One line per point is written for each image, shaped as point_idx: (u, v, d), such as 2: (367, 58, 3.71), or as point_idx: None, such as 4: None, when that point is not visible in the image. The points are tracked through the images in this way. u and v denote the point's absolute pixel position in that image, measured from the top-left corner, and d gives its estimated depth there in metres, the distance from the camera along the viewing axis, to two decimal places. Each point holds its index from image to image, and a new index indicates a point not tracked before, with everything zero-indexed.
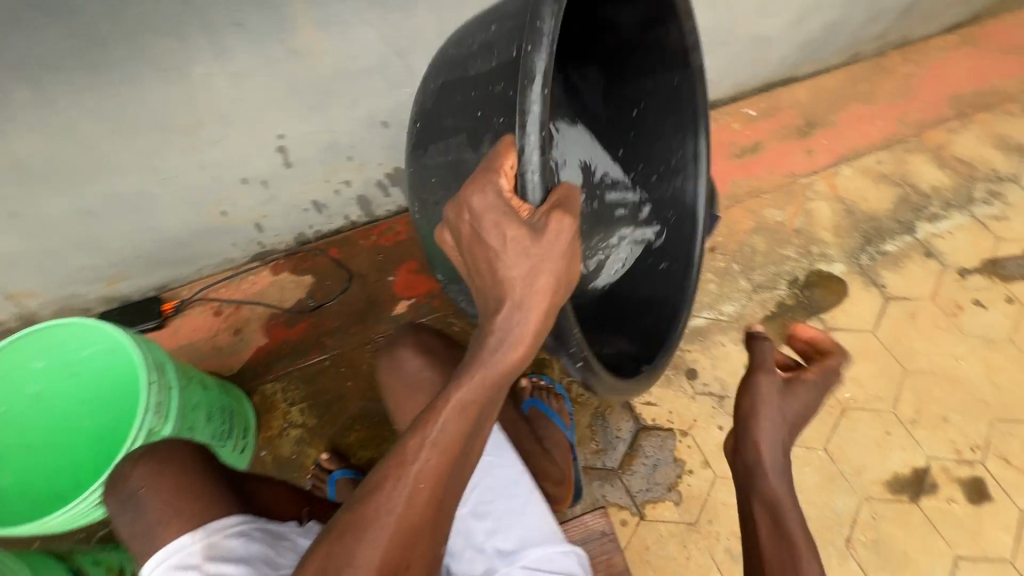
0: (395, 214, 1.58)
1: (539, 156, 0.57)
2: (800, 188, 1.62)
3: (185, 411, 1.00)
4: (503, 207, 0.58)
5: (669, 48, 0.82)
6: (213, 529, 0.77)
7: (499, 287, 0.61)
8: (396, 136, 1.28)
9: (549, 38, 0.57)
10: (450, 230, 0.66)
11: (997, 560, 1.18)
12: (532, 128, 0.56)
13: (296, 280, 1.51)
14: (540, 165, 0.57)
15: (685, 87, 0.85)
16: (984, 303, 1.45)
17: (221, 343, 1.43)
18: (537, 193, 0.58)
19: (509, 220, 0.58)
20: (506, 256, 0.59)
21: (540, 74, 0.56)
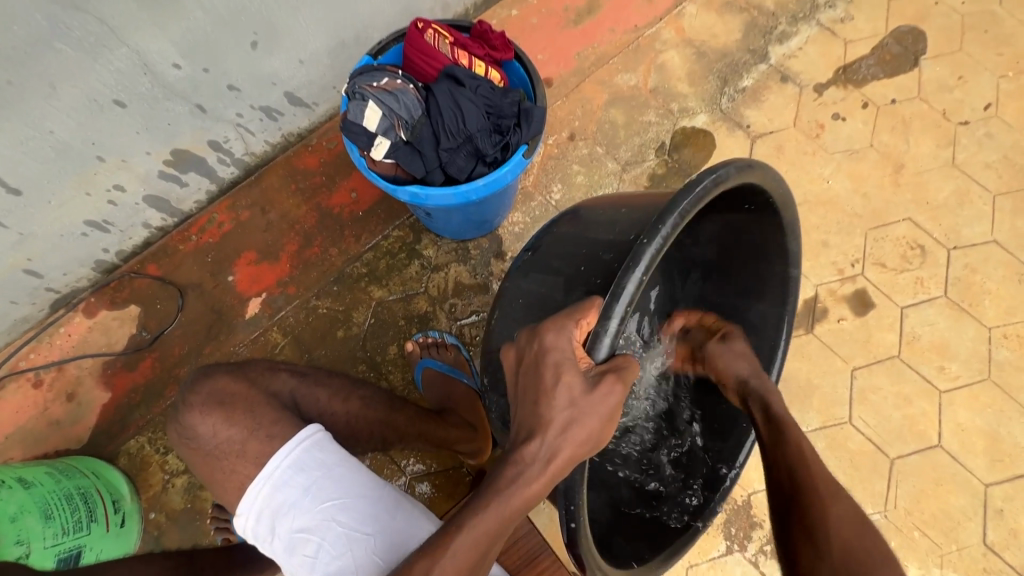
0: (209, 202, 1.31)
1: (615, 329, 0.60)
2: (647, 41, 1.47)
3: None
4: (569, 355, 0.61)
5: (769, 311, 0.88)
6: None
7: (537, 423, 0.61)
8: (145, 113, 1.02)
9: (671, 225, 0.60)
10: (515, 351, 0.66)
11: (888, 359, 1.26)
12: (614, 303, 0.59)
13: (119, 315, 1.26)
14: (612, 334, 0.60)
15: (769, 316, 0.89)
16: (843, 114, 1.42)
17: (57, 415, 1.21)
18: (601, 350, 0.61)
19: (572, 368, 0.61)
20: (558, 400, 0.61)
21: (644, 260, 0.59)
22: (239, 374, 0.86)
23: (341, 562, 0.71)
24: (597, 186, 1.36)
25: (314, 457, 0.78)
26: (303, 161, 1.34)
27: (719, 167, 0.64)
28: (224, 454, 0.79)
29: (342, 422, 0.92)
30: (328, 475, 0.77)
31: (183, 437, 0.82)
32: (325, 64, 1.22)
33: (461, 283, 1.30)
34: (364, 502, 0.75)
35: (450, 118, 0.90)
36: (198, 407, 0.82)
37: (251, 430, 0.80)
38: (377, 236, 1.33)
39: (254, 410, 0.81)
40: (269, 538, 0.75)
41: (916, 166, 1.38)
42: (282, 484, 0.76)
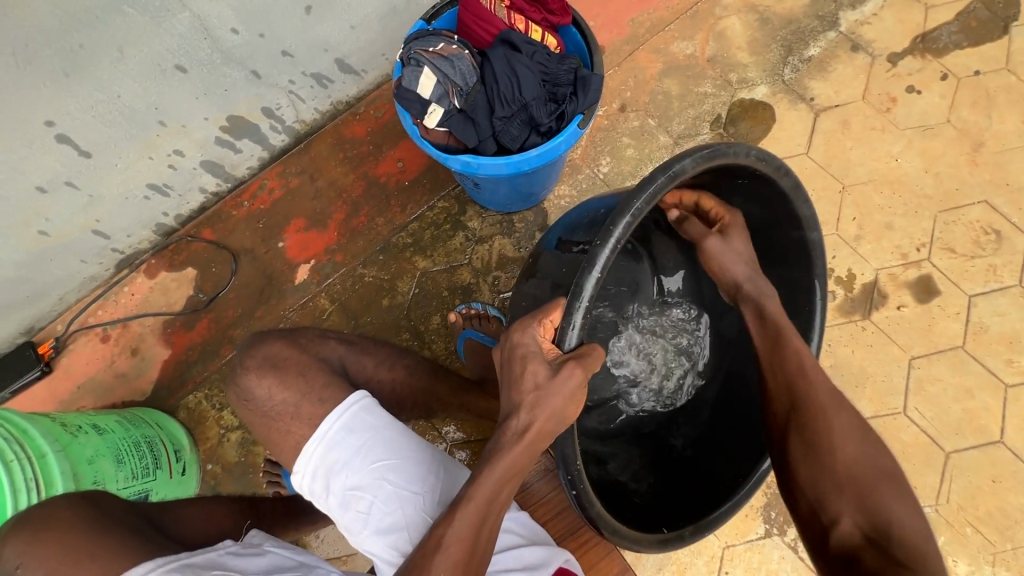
0: (261, 169, 1.34)
1: (578, 326, 0.61)
2: (707, 7, 1.39)
3: (76, 467, 0.94)
4: (535, 349, 0.63)
5: (798, 282, 0.82)
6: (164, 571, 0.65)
7: (510, 405, 0.63)
8: (204, 78, 1.04)
9: (624, 226, 0.59)
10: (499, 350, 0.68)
11: (950, 350, 1.19)
12: (579, 304, 0.60)
13: (177, 277, 1.32)
14: (578, 327, 0.61)
15: (801, 286, 0.82)
16: (919, 87, 1.32)
17: (122, 369, 1.28)
18: (567, 340, 0.61)
19: (537, 358, 0.62)
20: (524, 384, 0.62)
21: (599, 261, 0.59)
22: (292, 341, 0.89)
23: (394, 518, 0.73)
24: (647, 159, 1.32)
25: (363, 418, 0.80)
26: (351, 130, 1.35)
27: (675, 159, 0.62)
28: (280, 416, 0.82)
29: (388, 389, 0.94)
30: (377, 436, 0.78)
31: (241, 395, 0.85)
32: (375, 31, 1.20)
33: (504, 256, 1.29)
34: (411, 462, 0.77)
35: (505, 85, 0.88)
36: (255, 368, 0.85)
37: (304, 394, 0.82)
38: (422, 207, 1.33)
39: (307, 374, 0.84)
40: (324, 495, 0.78)
41: (997, 144, 1.28)
42: (337, 447, 0.78)
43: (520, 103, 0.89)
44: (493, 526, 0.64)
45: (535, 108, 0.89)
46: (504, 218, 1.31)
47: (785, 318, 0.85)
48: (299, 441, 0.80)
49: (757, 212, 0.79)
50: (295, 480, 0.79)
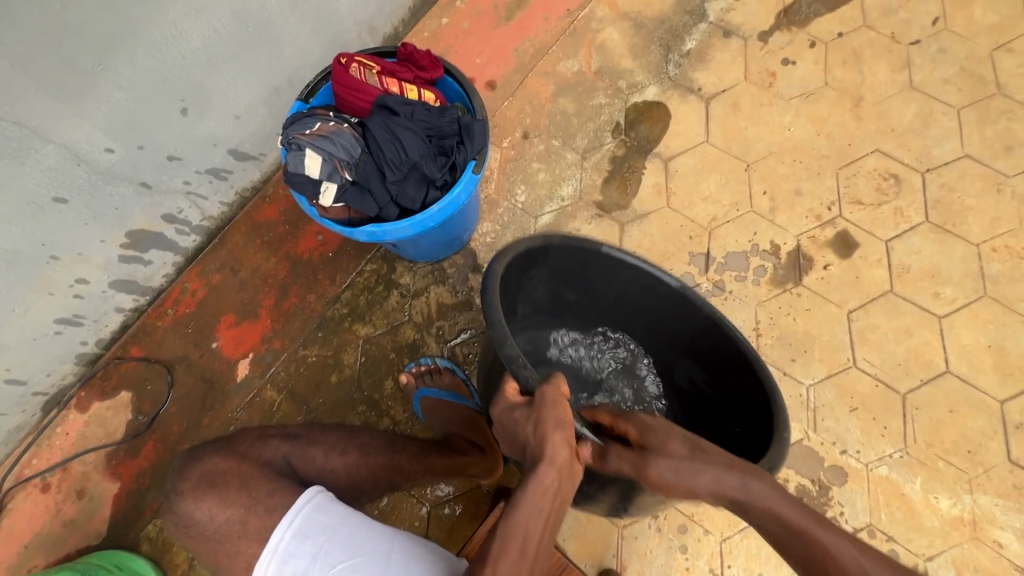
0: (178, 273, 1.30)
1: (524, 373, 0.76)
2: (583, 23, 1.44)
3: None
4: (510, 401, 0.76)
5: (644, 276, 0.93)
6: None
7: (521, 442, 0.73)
8: (90, 203, 1.01)
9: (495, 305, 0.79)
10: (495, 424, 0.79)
11: (881, 296, 1.24)
12: (516, 364, 0.77)
13: (112, 404, 1.25)
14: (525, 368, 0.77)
15: (650, 277, 0.92)
16: (793, 58, 1.39)
17: (71, 514, 1.20)
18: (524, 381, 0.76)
19: (517, 402, 0.75)
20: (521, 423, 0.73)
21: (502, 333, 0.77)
22: (230, 453, 0.87)
23: None
24: (559, 179, 1.34)
25: (319, 516, 0.80)
26: (264, 214, 1.33)
27: (486, 270, 0.83)
28: (225, 537, 0.80)
29: (343, 477, 0.93)
30: (334, 537, 0.78)
31: (182, 522, 0.83)
32: (262, 115, 1.20)
33: (443, 304, 1.28)
34: (373, 559, 0.76)
35: (389, 149, 0.88)
36: (190, 489, 0.84)
37: (247, 509, 0.80)
38: (351, 273, 1.31)
39: (248, 486, 0.82)
40: None
41: (875, 96, 1.36)
42: (292, 559, 0.76)
43: (410, 163, 0.89)
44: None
45: (426, 166, 0.89)
46: (433, 267, 1.30)
47: (669, 301, 0.95)
48: (249, 560, 0.78)
49: (574, 262, 0.95)
50: None
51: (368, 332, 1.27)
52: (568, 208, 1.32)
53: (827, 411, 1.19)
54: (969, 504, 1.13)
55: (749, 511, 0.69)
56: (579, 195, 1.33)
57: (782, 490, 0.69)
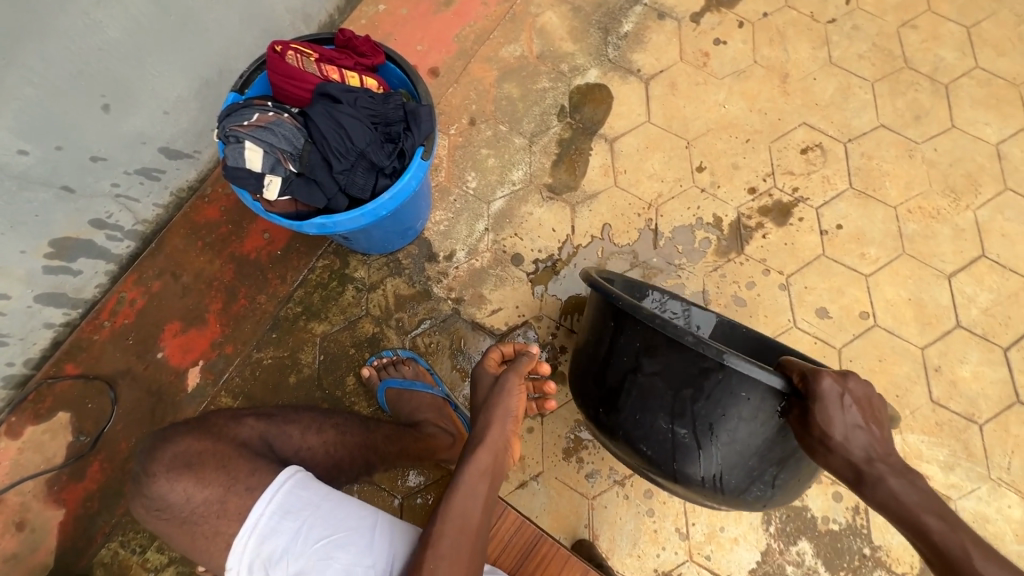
0: (112, 283, 1.23)
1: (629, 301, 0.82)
2: (522, 8, 1.45)
3: None
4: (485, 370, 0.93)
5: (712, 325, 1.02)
6: None
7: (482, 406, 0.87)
8: (4, 211, 0.93)
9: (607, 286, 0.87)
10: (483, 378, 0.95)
11: (815, 260, 1.33)
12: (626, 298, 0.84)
13: (49, 427, 1.17)
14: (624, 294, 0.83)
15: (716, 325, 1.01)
16: (724, 38, 1.45)
17: (11, 549, 1.12)
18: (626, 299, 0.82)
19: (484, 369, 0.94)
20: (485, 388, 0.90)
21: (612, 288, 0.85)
22: (205, 433, 0.80)
23: None
24: (509, 164, 1.35)
25: (302, 497, 0.73)
26: (203, 215, 1.27)
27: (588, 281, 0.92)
28: (204, 518, 0.72)
29: (320, 455, 0.89)
30: (316, 512, 0.72)
31: (153, 507, 0.75)
32: (195, 110, 1.14)
33: (400, 295, 1.27)
34: (357, 534, 0.71)
35: (334, 138, 0.86)
36: (164, 468, 0.75)
37: (227, 487, 0.73)
38: (302, 271, 1.28)
39: (227, 466, 0.75)
40: None
41: (799, 73, 1.44)
42: (268, 537, 0.70)
43: (357, 152, 0.87)
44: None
45: (373, 152, 0.88)
46: (388, 259, 1.28)
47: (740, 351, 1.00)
48: (229, 541, 0.70)
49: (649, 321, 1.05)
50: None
51: (325, 329, 1.25)
52: (520, 191, 1.33)
53: None
54: (899, 443, 1.24)
55: (869, 487, 0.68)
56: (529, 180, 1.34)
57: (932, 503, 0.65)
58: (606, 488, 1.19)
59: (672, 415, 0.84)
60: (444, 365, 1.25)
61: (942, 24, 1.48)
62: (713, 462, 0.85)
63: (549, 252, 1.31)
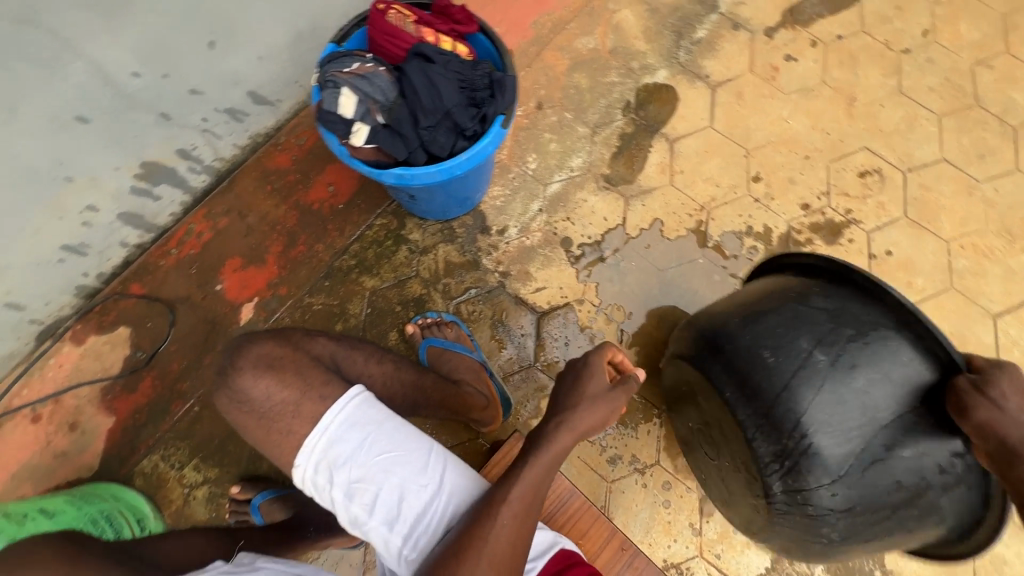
0: (184, 213, 1.30)
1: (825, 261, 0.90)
2: (600, 3, 1.49)
3: None
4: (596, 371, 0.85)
5: None
6: None
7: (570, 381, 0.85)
8: (109, 126, 1.00)
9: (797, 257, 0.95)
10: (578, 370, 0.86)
11: None
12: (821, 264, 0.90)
13: (110, 339, 1.24)
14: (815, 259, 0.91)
15: None
16: (795, 55, 1.47)
17: (62, 447, 1.19)
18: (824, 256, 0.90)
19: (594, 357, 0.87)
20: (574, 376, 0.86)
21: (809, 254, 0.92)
22: (282, 340, 0.85)
23: (403, 510, 0.72)
24: (570, 150, 1.39)
25: (367, 413, 0.77)
26: (275, 161, 1.34)
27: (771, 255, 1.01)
28: (281, 415, 0.77)
29: (380, 382, 0.95)
30: (380, 430, 0.75)
31: (232, 400, 0.80)
32: (286, 58, 1.21)
33: (450, 262, 1.31)
34: (418, 455, 0.75)
35: (425, 95, 0.91)
36: (249, 368, 0.80)
37: (305, 391, 0.78)
38: (361, 227, 1.33)
39: (305, 371, 0.80)
40: (328, 490, 0.74)
41: (866, 97, 1.45)
42: (336, 444, 0.74)
43: (443, 111, 0.92)
44: (515, 558, 0.68)
45: (459, 113, 0.92)
46: (443, 227, 1.33)
47: None
48: (299, 442, 0.75)
49: None
50: (297, 471, 0.75)
51: (375, 285, 1.30)
52: (577, 178, 1.37)
53: None
54: None
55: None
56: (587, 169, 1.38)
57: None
58: (624, 475, 1.22)
59: (821, 339, 0.79)
60: (484, 334, 1.29)
61: (1017, 67, 1.47)
62: (827, 426, 0.75)
63: (598, 240, 1.34)
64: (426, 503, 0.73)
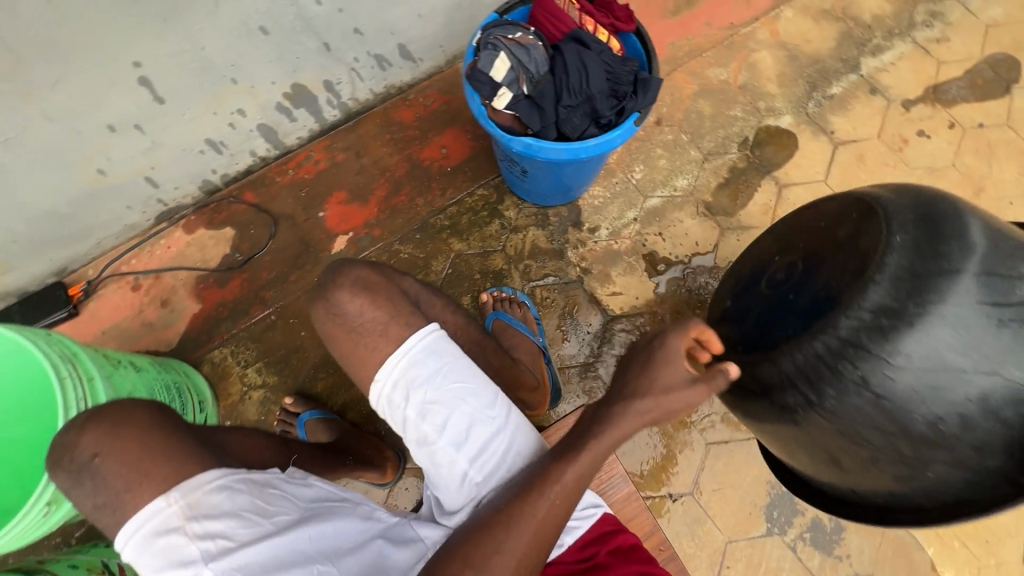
0: (309, 141, 1.39)
1: None
2: (741, 39, 1.50)
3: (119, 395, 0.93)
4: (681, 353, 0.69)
5: None
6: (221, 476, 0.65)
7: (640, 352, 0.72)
8: (281, 43, 1.09)
9: None
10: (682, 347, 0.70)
11: None
12: None
13: (215, 236, 1.34)
14: None
15: None
16: (929, 132, 1.44)
17: (150, 319, 1.29)
18: None
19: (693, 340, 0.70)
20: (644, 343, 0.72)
21: None
22: (377, 269, 0.88)
23: (471, 438, 0.74)
24: (678, 170, 1.40)
25: (445, 344, 0.79)
26: (400, 114, 1.42)
27: None
28: (368, 333, 0.80)
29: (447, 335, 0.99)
30: (456, 362, 0.78)
31: (328, 314, 0.83)
32: (440, 22, 1.29)
33: (537, 246, 1.35)
34: (488, 391, 0.77)
35: (574, 76, 0.95)
36: (348, 285, 0.83)
37: (394, 316, 0.81)
38: (462, 192, 1.39)
39: (396, 300, 0.83)
40: (400, 409, 0.76)
41: (995, 191, 1.39)
42: (416, 366, 0.76)
43: (586, 95, 0.96)
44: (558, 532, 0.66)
45: (600, 101, 0.96)
46: (537, 212, 1.37)
47: None
48: (380, 361, 0.78)
49: None
50: (375, 386, 0.77)
51: (460, 249, 1.35)
52: (678, 198, 1.38)
53: None
54: None
55: None
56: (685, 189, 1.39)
57: None
58: (657, 495, 1.20)
59: None
60: (552, 321, 1.31)
61: None
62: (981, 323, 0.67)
63: (685, 262, 1.34)
64: (493, 434, 0.75)
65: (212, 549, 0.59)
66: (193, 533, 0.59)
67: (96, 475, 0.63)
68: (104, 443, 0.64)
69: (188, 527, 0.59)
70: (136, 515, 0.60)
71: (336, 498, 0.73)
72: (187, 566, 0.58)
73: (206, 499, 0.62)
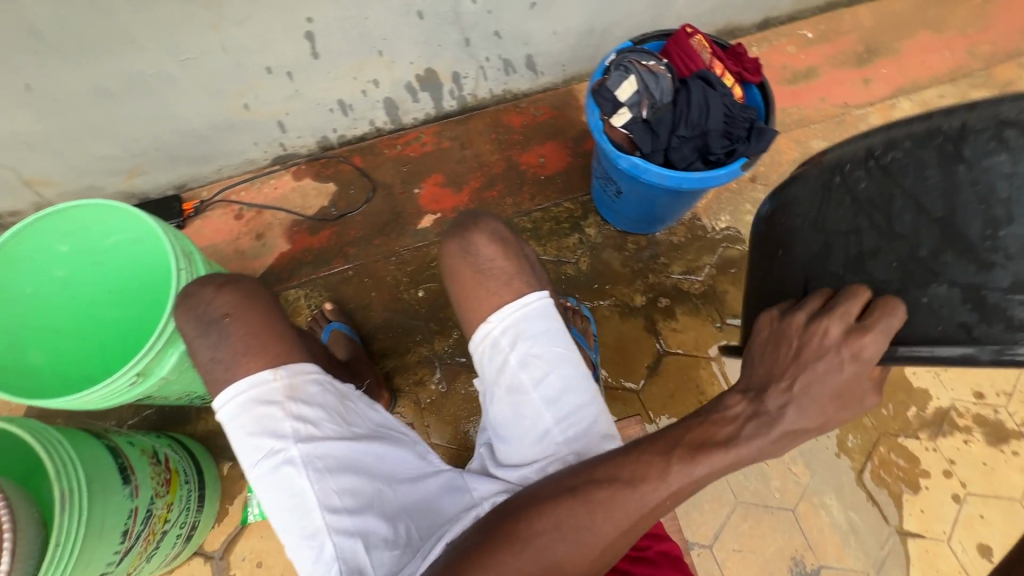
0: (422, 123, 1.49)
1: None
2: (852, 120, 1.52)
3: None
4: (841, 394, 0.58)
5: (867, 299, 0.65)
6: (306, 374, 0.76)
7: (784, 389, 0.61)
8: (431, 29, 1.19)
9: None
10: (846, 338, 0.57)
11: (1006, 499, 1.21)
12: None
13: (319, 188, 1.45)
14: None
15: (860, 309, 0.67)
16: None
17: (243, 247, 1.39)
18: None
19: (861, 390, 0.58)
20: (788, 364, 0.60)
21: None
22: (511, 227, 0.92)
23: (560, 402, 0.78)
24: None
25: (554, 311, 0.83)
26: (510, 118, 1.51)
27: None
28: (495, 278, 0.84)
29: None
30: (562, 330, 0.82)
31: (460, 251, 0.86)
32: (570, 42, 1.38)
33: (609, 267, 1.38)
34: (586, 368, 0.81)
35: (695, 111, 1.00)
36: (485, 233, 0.88)
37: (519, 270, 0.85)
38: (550, 202, 1.45)
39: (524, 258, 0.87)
40: (501, 355, 0.80)
41: None
42: (526, 321, 0.80)
43: (700, 130, 1.00)
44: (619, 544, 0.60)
45: (713, 139, 1.00)
46: (616, 236, 1.41)
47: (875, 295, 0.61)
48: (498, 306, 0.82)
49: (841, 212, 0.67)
50: (478, 330, 0.82)
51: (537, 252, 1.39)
52: None
53: (900, 560, 1.17)
54: None
55: None
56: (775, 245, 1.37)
57: None
58: None
59: None
60: (608, 341, 1.32)
61: None
62: None
63: None
64: (582, 409, 0.77)
65: (303, 432, 0.72)
66: (289, 412, 0.72)
67: (224, 332, 0.75)
68: (236, 306, 0.77)
69: (288, 407, 0.73)
70: (248, 377, 0.72)
71: (397, 431, 0.85)
72: (279, 439, 0.71)
73: (303, 388, 0.74)
